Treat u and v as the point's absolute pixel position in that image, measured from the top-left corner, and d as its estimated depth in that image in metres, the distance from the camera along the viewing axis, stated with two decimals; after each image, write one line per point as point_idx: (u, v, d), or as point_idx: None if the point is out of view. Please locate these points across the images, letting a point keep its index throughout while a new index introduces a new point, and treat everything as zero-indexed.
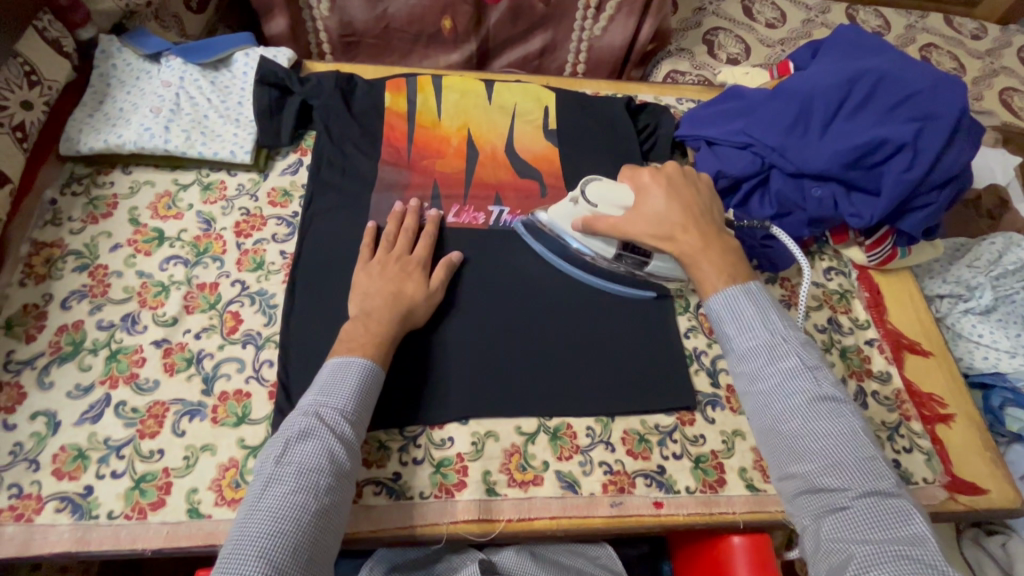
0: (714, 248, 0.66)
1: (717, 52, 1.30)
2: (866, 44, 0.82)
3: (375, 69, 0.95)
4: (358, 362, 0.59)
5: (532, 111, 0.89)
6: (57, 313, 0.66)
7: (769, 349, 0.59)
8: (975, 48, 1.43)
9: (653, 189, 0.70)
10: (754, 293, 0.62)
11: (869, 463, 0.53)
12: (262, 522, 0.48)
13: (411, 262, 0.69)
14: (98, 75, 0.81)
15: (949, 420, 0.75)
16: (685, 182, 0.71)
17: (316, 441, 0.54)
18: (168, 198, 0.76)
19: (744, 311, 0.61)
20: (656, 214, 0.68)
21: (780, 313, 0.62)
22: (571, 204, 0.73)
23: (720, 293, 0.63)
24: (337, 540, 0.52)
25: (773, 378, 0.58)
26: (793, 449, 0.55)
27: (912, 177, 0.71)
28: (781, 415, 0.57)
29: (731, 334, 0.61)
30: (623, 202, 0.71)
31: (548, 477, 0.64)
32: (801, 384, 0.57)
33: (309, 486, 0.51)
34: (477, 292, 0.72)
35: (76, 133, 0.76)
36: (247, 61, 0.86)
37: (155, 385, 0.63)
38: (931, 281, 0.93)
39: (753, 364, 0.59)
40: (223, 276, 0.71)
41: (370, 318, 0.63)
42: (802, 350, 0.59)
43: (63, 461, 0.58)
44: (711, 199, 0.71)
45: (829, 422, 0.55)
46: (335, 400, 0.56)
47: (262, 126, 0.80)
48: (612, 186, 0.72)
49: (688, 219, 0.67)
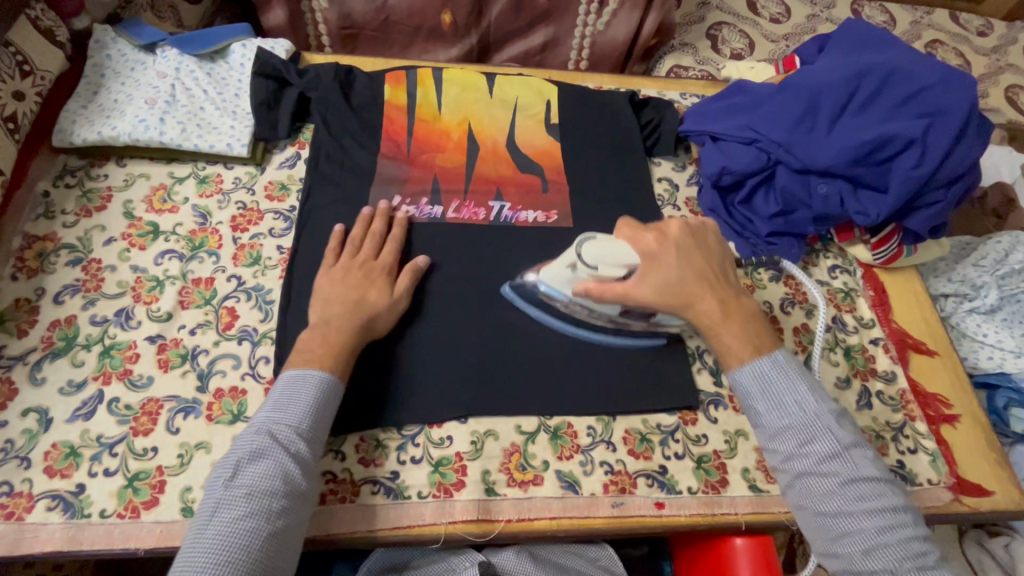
0: (735, 317, 0.61)
1: (721, 47, 1.29)
2: (874, 38, 0.80)
3: (375, 60, 0.93)
4: (315, 374, 0.57)
5: (534, 105, 0.87)
6: (49, 308, 0.65)
7: (803, 428, 0.55)
8: (982, 44, 1.42)
9: (662, 253, 0.63)
10: (782, 363, 0.58)
11: (914, 544, 0.50)
12: (208, 549, 0.46)
13: (376, 267, 0.67)
14: (91, 66, 0.79)
15: (955, 421, 0.74)
16: (694, 241, 0.65)
17: (268, 461, 0.52)
18: (164, 191, 0.75)
19: (774, 386, 0.57)
20: (670, 283, 0.62)
21: (809, 383, 0.58)
22: (569, 268, 0.65)
23: (747, 365, 0.59)
24: (292, 561, 0.51)
25: (809, 460, 0.54)
26: (834, 532, 0.52)
27: (920, 175, 0.70)
28: (820, 499, 0.53)
29: (762, 411, 0.57)
30: (628, 263, 0.63)
31: (549, 477, 0.63)
32: (838, 464, 0.53)
33: (260, 510, 0.49)
34: (444, 296, 0.70)
35: (69, 124, 0.74)
36: (244, 52, 0.84)
37: (149, 381, 0.62)
38: (936, 280, 0.93)
39: (788, 446, 0.55)
40: (219, 271, 0.70)
41: (329, 326, 0.61)
42: (837, 426, 0.55)
43: (55, 459, 0.57)
44: (722, 257, 0.66)
45: (871, 504, 0.52)
46: (289, 417, 0.54)
47: (259, 118, 0.79)
48: (611, 246, 0.64)
49: (702, 285, 0.62)
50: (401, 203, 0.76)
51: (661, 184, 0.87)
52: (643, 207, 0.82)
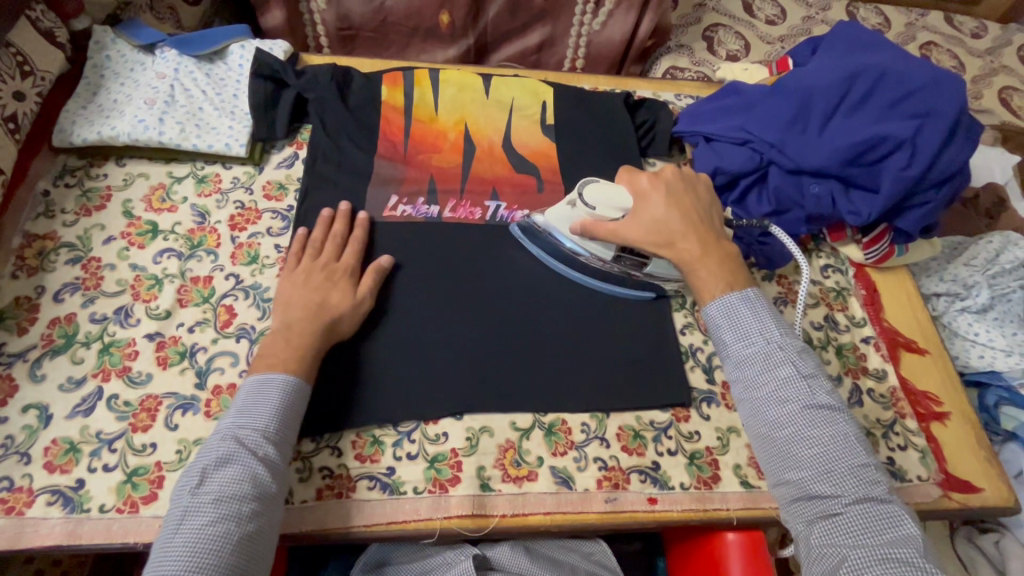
0: (713, 257, 0.65)
1: (717, 49, 1.30)
2: (866, 40, 0.81)
3: (372, 61, 0.94)
4: (278, 378, 0.58)
5: (530, 105, 0.88)
6: (49, 305, 0.66)
7: (767, 359, 0.59)
8: (975, 46, 1.43)
9: (653, 195, 0.68)
10: (752, 300, 0.62)
11: (863, 471, 0.53)
12: (179, 555, 0.47)
13: (337, 270, 0.68)
14: (91, 66, 0.80)
15: (945, 418, 0.75)
16: (685, 188, 0.70)
17: (236, 466, 0.52)
18: (162, 190, 0.76)
19: (742, 318, 0.61)
20: (657, 221, 0.67)
21: (777, 321, 0.61)
22: (569, 206, 0.71)
23: (717, 300, 0.63)
24: (267, 560, 0.51)
25: (770, 386, 0.58)
26: (788, 456, 0.56)
27: (911, 175, 0.70)
28: (777, 423, 0.57)
29: (729, 341, 0.61)
30: (623, 205, 0.69)
31: (543, 473, 0.63)
32: (796, 391, 0.57)
33: (229, 514, 0.50)
34: (409, 297, 0.71)
35: (69, 124, 0.75)
36: (243, 53, 0.85)
37: (148, 378, 0.63)
38: (928, 279, 0.94)
39: (751, 373, 0.59)
40: (217, 269, 0.71)
41: (291, 330, 0.62)
42: (799, 358, 0.58)
43: (55, 454, 0.58)
44: (710, 205, 0.70)
45: (824, 430, 0.55)
46: (255, 422, 0.55)
47: (257, 118, 0.80)
48: (611, 190, 0.70)
49: (688, 227, 0.66)
50: (397, 202, 0.77)
51: None
52: None
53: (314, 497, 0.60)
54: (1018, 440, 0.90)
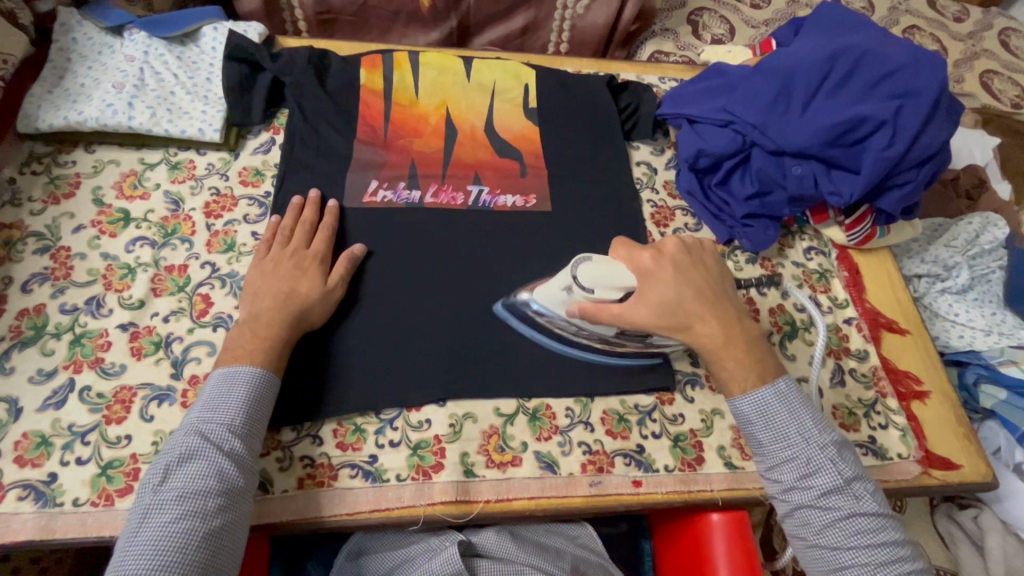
0: (736, 342, 0.60)
1: (702, 33, 1.29)
2: (849, 21, 0.81)
3: (351, 45, 0.92)
4: (246, 370, 0.57)
5: (511, 88, 0.87)
6: (17, 296, 0.64)
7: (806, 461, 0.56)
8: (958, 30, 1.43)
9: (661, 275, 0.61)
10: (786, 394, 0.58)
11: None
12: (141, 555, 0.46)
13: (307, 257, 0.66)
14: (57, 49, 0.77)
15: (925, 397, 0.76)
16: (692, 262, 0.63)
17: (200, 462, 0.51)
18: (134, 177, 0.74)
19: (776, 416, 0.58)
20: (667, 304, 0.60)
21: (814, 414, 0.58)
22: (564, 290, 0.62)
23: (750, 395, 0.59)
24: (237, 555, 0.50)
25: (810, 494, 0.56)
26: (830, 565, 0.55)
27: (891, 155, 0.70)
28: (818, 531, 0.55)
29: (764, 441, 0.58)
30: (626, 285, 0.60)
31: (527, 458, 0.63)
32: (839, 501, 0.55)
33: (194, 510, 0.49)
34: (377, 284, 0.70)
35: (34, 109, 0.72)
36: (215, 35, 0.82)
37: (121, 368, 0.61)
38: (910, 261, 0.94)
39: (788, 478, 0.57)
40: (193, 258, 0.69)
41: (258, 321, 0.60)
42: (839, 459, 0.56)
43: (25, 448, 0.56)
44: (722, 275, 0.64)
45: (870, 539, 0.54)
46: (220, 415, 0.54)
47: (232, 103, 0.77)
48: (609, 267, 0.61)
49: (703, 307, 0.61)
50: (378, 187, 0.76)
51: (639, 168, 0.87)
52: (620, 191, 0.82)
53: (295, 487, 0.59)
54: (995, 417, 0.91)
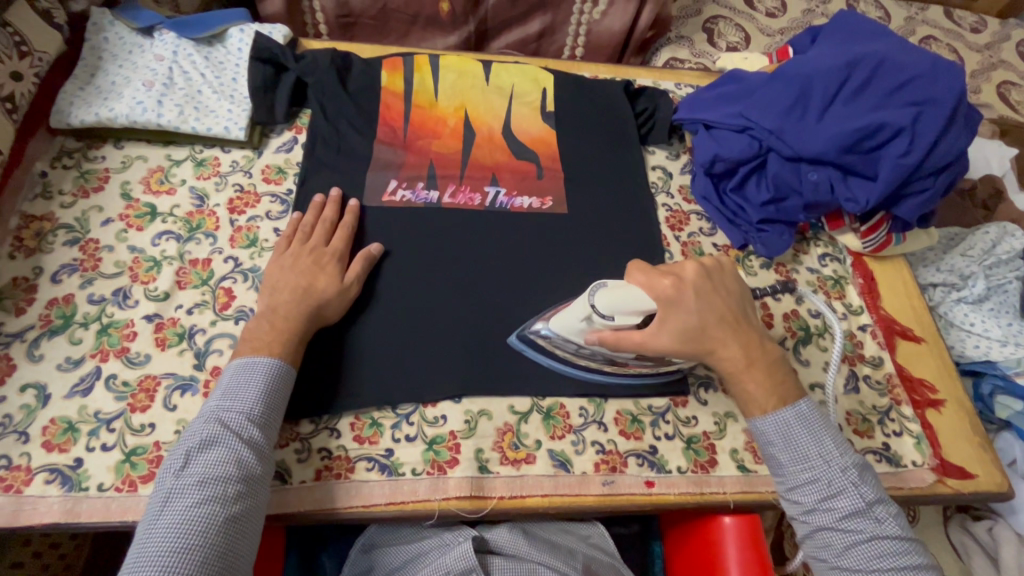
0: (758, 363, 0.61)
1: (717, 40, 1.30)
2: (866, 30, 0.81)
3: (373, 47, 0.94)
4: (264, 361, 0.58)
5: (530, 92, 0.88)
6: (47, 286, 0.66)
7: (827, 483, 0.56)
8: (974, 41, 1.43)
9: (681, 302, 0.61)
10: (807, 416, 0.59)
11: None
12: (163, 537, 0.47)
13: (326, 254, 0.67)
14: (89, 48, 0.79)
15: (940, 405, 0.75)
16: (711, 286, 0.63)
17: (220, 449, 0.52)
18: (161, 173, 0.75)
19: (798, 439, 0.58)
20: (688, 330, 0.61)
21: (835, 436, 0.59)
22: (582, 320, 0.62)
23: (769, 416, 0.59)
24: (254, 541, 0.52)
25: (831, 515, 0.56)
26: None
27: (909, 163, 0.71)
28: (840, 553, 0.55)
29: (784, 462, 0.58)
30: (644, 309, 0.61)
31: (541, 456, 0.64)
32: (861, 523, 0.55)
33: (214, 496, 0.50)
34: (393, 282, 0.71)
35: (67, 105, 0.74)
36: (241, 36, 0.84)
37: (146, 359, 0.63)
38: (926, 269, 0.94)
39: (809, 500, 0.57)
40: (216, 252, 0.71)
41: (276, 314, 0.62)
42: (860, 481, 0.56)
43: (53, 433, 0.58)
44: (741, 298, 0.65)
45: (893, 561, 0.53)
46: (239, 404, 0.55)
47: (257, 102, 0.79)
48: (624, 292, 0.61)
49: (724, 331, 0.61)
50: (397, 187, 0.77)
51: (654, 172, 0.88)
52: (636, 195, 0.83)
53: (313, 478, 0.60)
54: (1011, 428, 0.91)
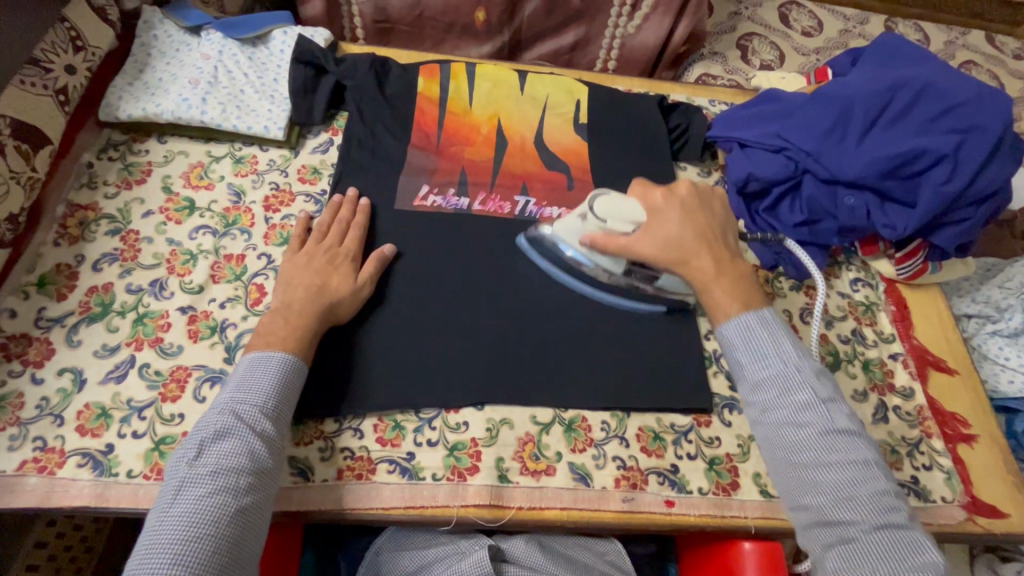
0: (728, 276, 0.62)
1: (751, 58, 1.29)
2: (910, 54, 0.80)
3: (410, 53, 0.95)
4: (279, 355, 0.59)
5: (563, 103, 0.88)
6: (88, 274, 0.68)
7: (782, 379, 0.55)
8: (1017, 67, 1.40)
9: (666, 211, 0.66)
10: (768, 319, 0.58)
11: (886, 498, 0.49)
12: (175, 526, 0.47)
13: (340, 254, 0.69)
14: (139, 45, 0.82)
15: (972, 440, 0.73)
16: (699, 204, 0.67)
17: (233, 440, 0.53)
18: (201, 168, 0.77)
19: (757, 338, 0.57)
20: (667, 239, 0.64)
21: (795, 340, 0.58)
22: (581, 219, 0.69)
23: (733, 320, 0.59)
24: (261, 535, 0.52)
25: (788, 411, 0.54)
26: (806, 486, 0.51)
27: (950, 191, 0.69)
28: (795, 450, 0.53)
29: (743, 362, 0.57)
30: (635, 219, 0.66)
31: (561, 468, 0.63)
32: (816, 417, 0.53)
33: (226, 487, 0.50)
34: (413, 287, 0.71)
35: (116, 99, 0.77)
36: (285, 39, 0.87)
37: (179, 350, 0.64)
38: (959, 300, 0.94)
39: (767, 397, 0.55)
40: (250, 248, 0.72)
41: (290, 310, 0.62)
42: (815, 379, 0.55)
43: (87, 418, 0.59)
44: (726, 221, 0.68)
45: (846, 458, 0.51)
46: (253, 397, 0.55)
47: (296, 103, 0.81)
48: (624, 203, 0.67)
49: (701, 245, 0.63)
50: (428, 192, 0.78)
51: None
52: None
53: (335, 477, 0.61)
54: None
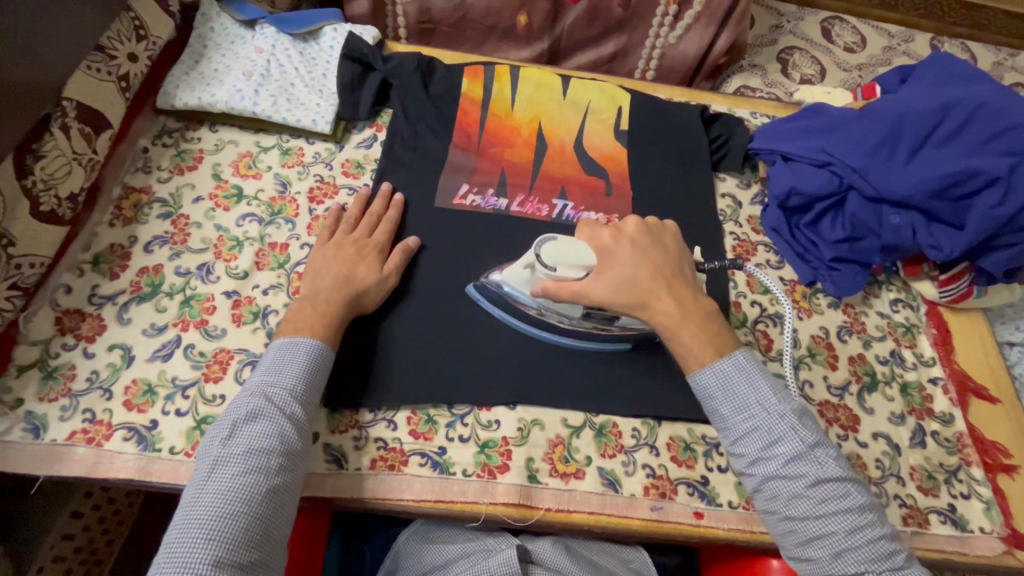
0: (694, 296, 0.61)
1: (791, 71, 1.27)
2: (964, 72, 0.78)
3: (454, 53, 0.96)
4: (306, 342, 0.60)
5: (605, 109, 0.89)
6: (139, 255, 0.70)
7: (767, 430, 0.55)
8: None
9: (617, 250, 0.63)
10: (744, 364, 0.57)
11: (882, 542, 0.51)
12: (211, 502, 0.49)
13: (368, 246, 0.70)
14: (197, 36, 0.84)
15: (1014, 472, 0.71)
16: (651, 241, 0.65)
17: (264, 421, 0.54)
18: (249, 158, 0.79)
19: (738, 387, 0.56)
20: (623, 279, 0.61)
21: (773, 381, 0.57)
22: (526, 270, 0.65)
23: (708, 367, 0.58)
24: (290, 516, 0.53)
25: (774, 463, 0.54)
26: (803, 537, 0.53)
27: (1002, 214, 0.68)
28: (788, 502, 0.53)
29: (725, 413, 0.57)
30: (585, 264, 0.62)
31: (590, 473, 0.63)
32: (805, 468, 0.53)
33: (258, 467, 0.51)
34: (449, 283, 0.72)
35: (173, 87, 0.79)
36: (335, 35, 0.88)
37: (222, 333, 0.66)
38: (1003, 327, 0.92)
39: (752, 450, 0.55)
40: (294, 238, 0.74)
41: (318, 297, 0.64)
42: (800, 426, 0.55)
43: (134, 394, 0.61)
44: (681, 256, 0.65)
45: (839, 505, 0.52)
46: (283, 380, 0.57)
47: (343, 98, 0.83)
48: (571, 247, 0.63)
49: (658, 281, 0.61)
50: (468, 191, 0.79)
51: (723, 200, 0.86)
52: (703, 219, 0.82)
53: (367, 467, 0.62)
54: None
